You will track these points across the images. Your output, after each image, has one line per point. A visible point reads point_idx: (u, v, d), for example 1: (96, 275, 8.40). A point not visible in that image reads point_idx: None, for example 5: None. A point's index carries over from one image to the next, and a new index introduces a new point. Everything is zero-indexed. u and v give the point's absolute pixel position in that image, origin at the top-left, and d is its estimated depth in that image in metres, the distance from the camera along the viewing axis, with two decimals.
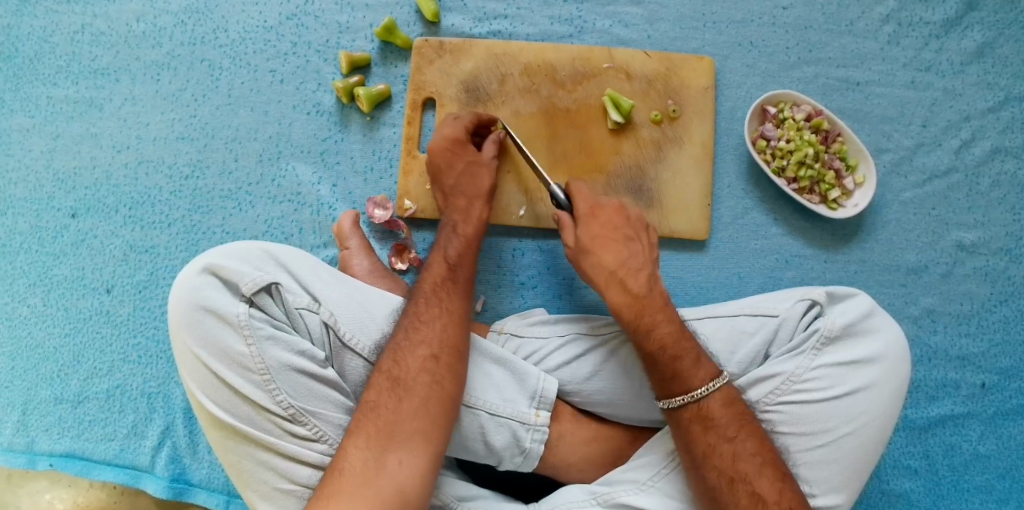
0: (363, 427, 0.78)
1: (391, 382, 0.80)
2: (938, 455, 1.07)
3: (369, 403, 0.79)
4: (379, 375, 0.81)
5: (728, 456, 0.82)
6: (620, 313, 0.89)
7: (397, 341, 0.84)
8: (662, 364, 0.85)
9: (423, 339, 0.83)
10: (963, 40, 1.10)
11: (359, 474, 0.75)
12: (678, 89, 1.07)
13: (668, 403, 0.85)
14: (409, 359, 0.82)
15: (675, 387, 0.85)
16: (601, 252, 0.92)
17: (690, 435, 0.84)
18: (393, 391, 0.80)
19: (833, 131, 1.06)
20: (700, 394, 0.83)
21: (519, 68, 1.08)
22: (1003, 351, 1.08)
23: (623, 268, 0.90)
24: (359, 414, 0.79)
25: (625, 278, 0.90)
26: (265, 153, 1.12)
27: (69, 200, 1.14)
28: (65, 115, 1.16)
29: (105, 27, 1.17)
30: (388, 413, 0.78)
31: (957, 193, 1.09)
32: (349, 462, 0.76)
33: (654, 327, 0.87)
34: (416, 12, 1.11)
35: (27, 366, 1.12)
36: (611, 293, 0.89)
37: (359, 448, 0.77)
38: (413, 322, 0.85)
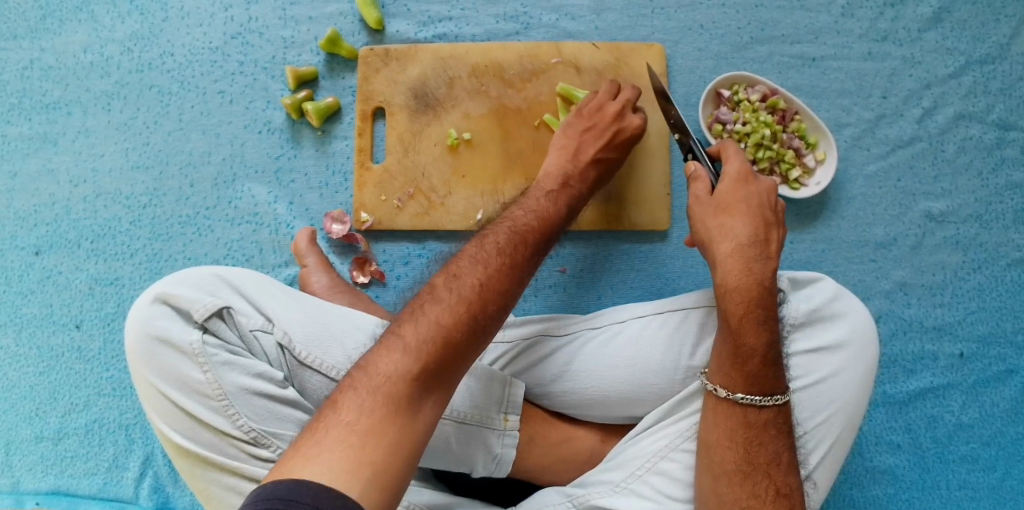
0: (419, 347, 0.65)
1: (467, 314, 0.68)
2: (920, 429, 1.05)
3: (433, 322, 0.67)
4: (459, 303, 0.68)
5: (782, 467, 0.81)
6: (728, 295, 0.83)
7: (478, 270, 0.72)
8: (754, 364, 0.81)
9: (505, 292, 0.72)
10: (919, 6, 1.08)
11: (397, 406, 0.62)
12: (628, 79, 1.05)
13: (747, 399, 0.82)
14: (489, 303, 0.70)
15: (766, 385, 0.82)
16: (735, 220, 0.86)
17: (753, 439, 0.82)
18: (464, 328, 0.67)
19: (790, 110, 1.04)
20: (783, 399, 0.81)
21: (467, 70, 1.06)
22: (980, 318, 1.06)
23: (751, 247, 0.85)
24: (418, 332, 0.66)
25: (750, 259, 0.84)
26: (220, 176, 1.11)
27: (31, 238, 1.14)
28: (21, 152, 1.15)
29: (53, 61, 1.16)
30: (452, 346, 0.66)
31: (921, 162, 1.07)
32: (390, 384, 0.63)
33: (761, 327, 0.82)
34: (359, 21, 1.10)
35: (4, 407, 1.12)
36: (729, 267, 0.84)
37: (410, 376, 0.64)
38: (501, 265, 0.73)
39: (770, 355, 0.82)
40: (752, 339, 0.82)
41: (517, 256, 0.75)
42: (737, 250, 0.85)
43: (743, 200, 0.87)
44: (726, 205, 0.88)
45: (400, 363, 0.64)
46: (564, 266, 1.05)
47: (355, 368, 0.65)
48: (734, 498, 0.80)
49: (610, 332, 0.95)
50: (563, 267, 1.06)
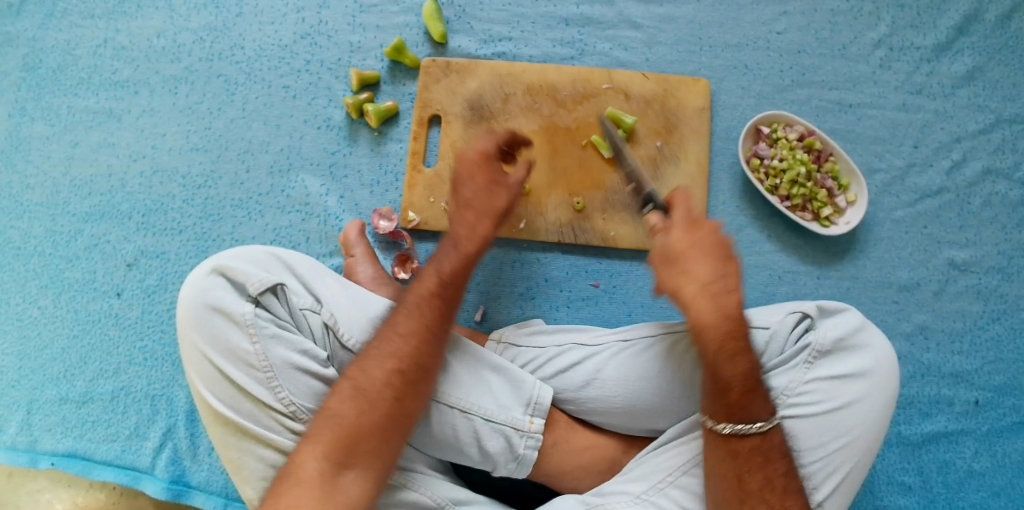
0: (324, 435, 0.81)
1: (359, 394, 0.84)
2: (932, 472, 1.08)
3: (332, 413, 0.82)
4: (345, 384, 0.85)
5: (776, 491, 0.84)
6: (702, 334, 0.85)
7: (366, 355, 0.87)
8: (734, 394, 0.84)
9: (391, 352, 0.86)
10: (954, 64, 1.14)
11: (321, 486, 0.79)
12: (674, 109, 1.11)
13: (731, 429, 0.84)
14: (377, 375, 0.85)
15: (745, 416, 0.84)
16: (695, 262, 0.86)
17: (742, 468, 0.84)
18: (360, 405, 0.83)
19: (825, 151, 1.09)
20: (766, 426, 0.84)
21: (522, 88, 1.12)
22: (997, 369, 1.10)
23: (714, 285, 0.86)
24: (322, 422, 0.82)
25: (716, 294, 0.85)
26: (276, 164, 1.16)
27: (84, 206, 1.17)
28: (85, 124, 1.20)
29: (126, 42, 1.21)
30: (355, 425, 0.82)
31: (948, 212, 1.11)
32: (308, 475, 0.79)
33: (738, 354, 0.84)
34: (424, 33, 1.16)
35: (34, 366, 1.14)
36: (699, 309, 0.85)
37: (322, 459, 0.80)
38: (385, 337, 0.87)
39: (747, 384, 0.84)
40: (729, 372, 0.84)
41: (399, 329, 0.88)
42: (702, 291, 0.85)
43: (700, 244, 0.87)
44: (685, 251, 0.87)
45: (314, 455, 0.80)
46: (597, 281, 1.09)
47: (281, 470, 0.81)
48: None
49: (641, 345, 0.98)
50: (597, 282, 1.10)
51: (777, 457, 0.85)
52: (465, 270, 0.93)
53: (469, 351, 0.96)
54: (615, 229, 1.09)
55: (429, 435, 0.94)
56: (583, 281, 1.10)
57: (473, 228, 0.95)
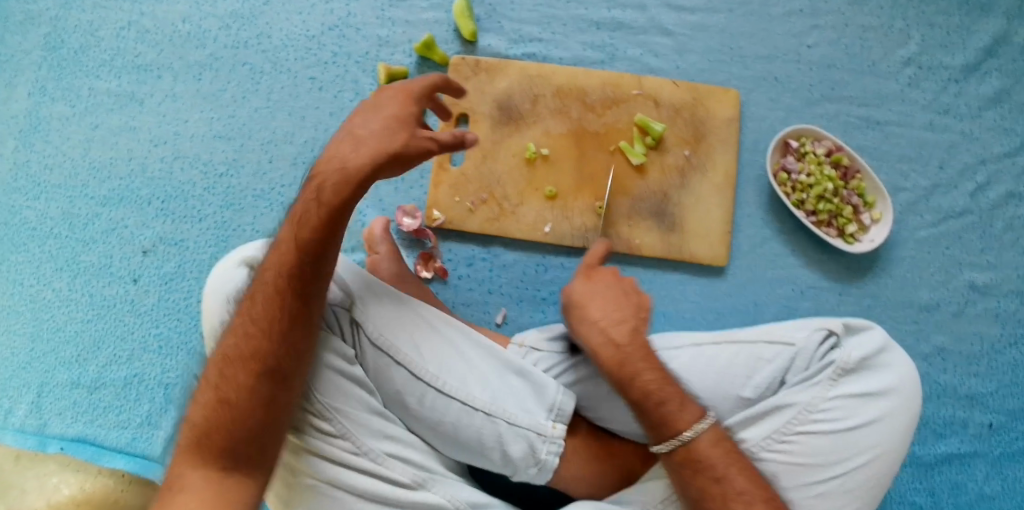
0: (192, 444, 0.77)
1: (218, 398, 0.78)
2: (943, 493, 1.08)
3: (195, 422, 0.78)
4: (208, 391, 0.79)
5: (719, 498, 0.85)
6: (603, 364, 0.94)
7: (224, 354, 0.81)
8: (650, 410, 0.90)
9: (252, 350, 0.79)
10: (982, 85, 1.14)
11: (198, 493, 0.73)
12: (704, 118, 1.11)
13: (662, 447, 0.89)
14: (240, 375, 0.79)
15: (665, 431, 0.88)
16: (590, 308, 0.98)
17: (685, 478, 0.87)
18: (220, 410, 0.77)
19: (853, 168, 1.09)
20: (686, 436, 0.87)
21: (551, 90, 1.11)
22: (1011, 392, 1.10)
23: (606, 321, 0.96)
24: (186, 433, 0.78)
25: (609, 327, 0.95)
26: (300, 156, 1.16)
27: (102, 190, 1.17)
28: (105, 106, 1.19)
29: (150, 26, 1.20)
30: (217, 428, 0.77)
31: (970, 234, 1.12)
32: (184, 489, 0.74)
33: (637, 375, 0.91)
34: (453, 30, 1.15)
35: (46, 349, 1.13)
36: (592, 345, 0.95)
37: (197, 467, 0.75)
38: (241, 331, 0.81)
39: (660, 396, 0.90)
40: (637, 391, 0.91)
41: (256, 319, 0.80)
42: (597, 327, 0.96)
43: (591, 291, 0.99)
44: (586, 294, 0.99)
45: (186, 464, 0.76)
46: None
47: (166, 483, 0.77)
48: None
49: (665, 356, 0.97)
50: None
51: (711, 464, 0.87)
52: (332, 230, 0.81)
53: (494, 353, 0.96)
54: (640, 237, 1.09)
55: (453, 437, 0.93)
56: None
57: (339, 184, 0.81)
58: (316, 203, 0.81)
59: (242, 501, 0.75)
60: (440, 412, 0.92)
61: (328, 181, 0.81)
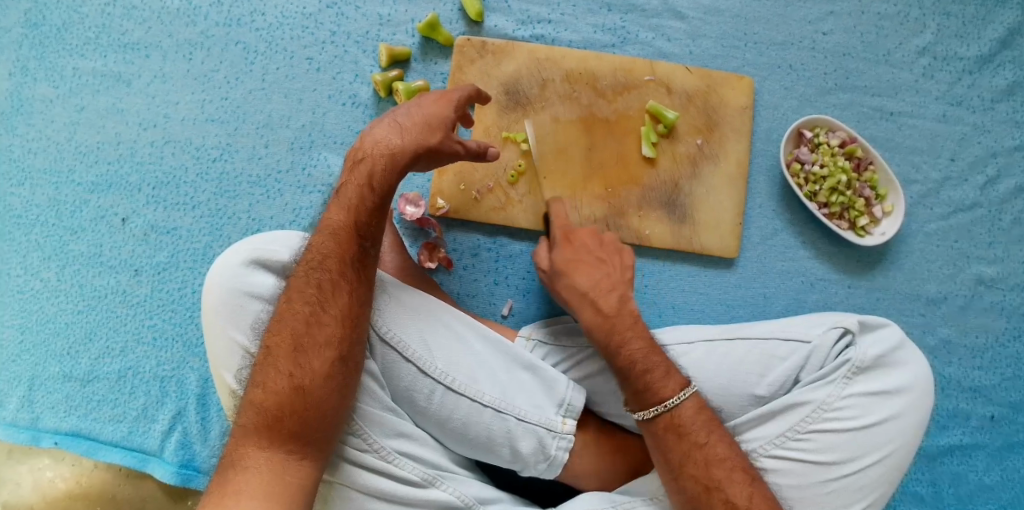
0: (258, 426, 0.76)
1: (290, 383, 0.78)
2: (944, 484, 1.09)
3: (262, 404, 0.77)
4: (280, 377, 0.79)
5: (704, 463, 0.83)
6: (592, 333, 0.93)
7: (296, 341, 0.81)
8: (633, 378, 0.88)
9: (327, 340, 0.80)
10: (994, 77, 1.12)
11: (267, 475, 0.73)
12: (716, 106, 1.08)
13: (642, 414, 0.87)
14: (316, 362, 0.79)
15: (650, 397, 0.87)
16: (579, 275, 0.96)
17: (664, 447, 0.85)
18: (296, 397, 0.77)
19: (865, 159, 1.08)
20: (670, 403, 0.85)
21: (561, 74, 1.08)
22: (1013, 385, 1.10)
23: (597, 289, 0.95)
24: (253, 414, 0.77)
25: (598, 298, 0.94)
26: (297, 141, 1.11)
27: (90, 175, 1.12)
28: (91, 88, 1.13)
29: (137, 1, 1.15)
30: (288, 413, 0.76)
31: (979, 227, 1.11)
32: (254, 469, 0.73)
33: (625, 344, 0.90)
34: (458, 10, 1.11)
35: (36, 342, 1.09)
36: (583, 315, 0.94)
37: (265, 450, 0.75)
38: (309, 317, 0.81)
39: (643, 365, 0.89)
40: (623, 359, 0.90)
41: (327, 307, 0.82)
42: (584, 299, 0.95)
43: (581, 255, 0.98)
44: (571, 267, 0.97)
45: (250, 444, 0.75)
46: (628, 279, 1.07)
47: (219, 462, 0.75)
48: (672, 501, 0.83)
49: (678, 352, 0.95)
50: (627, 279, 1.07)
51: (691, 433, 0.85)
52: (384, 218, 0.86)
53: (503, 347, 0.93)
54: (650, 229, 1.06)
55: (463, 435, 0.91)
56: None
57: (387, 171, 0.86)
58: (370, 189, 0.85)
59: (305, 489, 0.74)
60: (449, 409, 0.89)
61: (371, 169, 0.86)
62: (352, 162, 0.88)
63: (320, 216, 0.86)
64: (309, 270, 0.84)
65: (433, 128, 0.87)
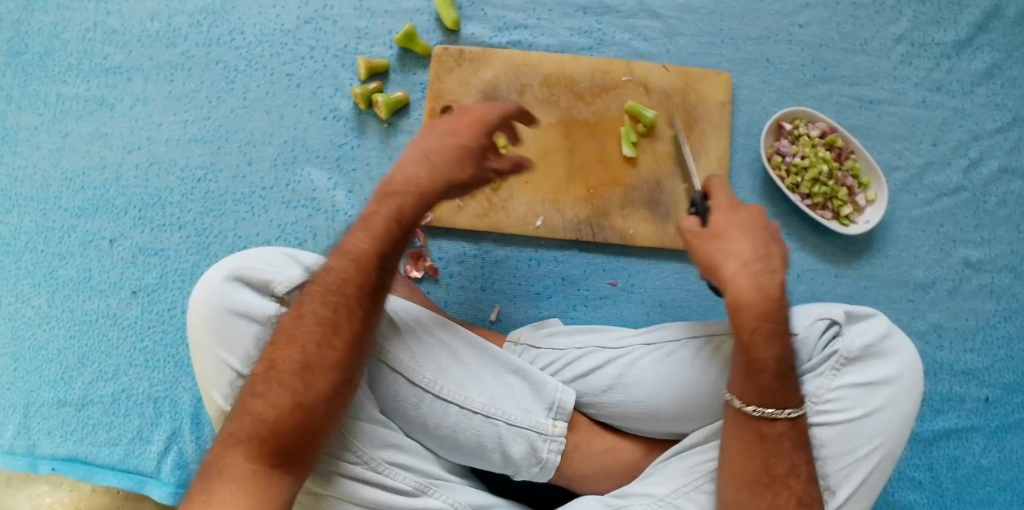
0: (251, 439, 0.72)
1: (293, 399, 0.75)
2: (942, 468, 1.07)
3: (259, 417, 0.73)
4: (282, 390, 0.75)
5: (802, 477, 0.79)
6: (740, 312, 0.83)
7: (303, 358, 0.77)
8: (767, 376, 0.80)
9: (336, 362, 0.77)
10: (973, 61, 1.13)
11: (250, 494, 0.69)
12: (695, 103, 1.09)
13: (759, 411, 0.81)
14: (323, 383, 0.76)
15: (774, 397, 0.80)
16: (734, 243, 0.86)
17: (771, 453, 0.80)
18: (296, 414, 0.74)
19: (846, 149, 1.08)
20: (794, 412, 0.80)
21: (539, 79, 1.09)
22: (1007, 367, 1.09)
23: (756, 264, 0.84)
24: (246, 425, 0.73)
25: (757, 275, 0.83)
26: (280, 157, 1.12)
27: (77, 200, 1.13)
28: (75, 113, 1.14)
29: (117, 26, 1.16)
30: (286, 429, 0.73)
31: (964, 210, 1.11)
32: (238, 484, 0.70)
33: (770, 341, 0.81)
34: (435, 19, 1.12)
35: (30, 369, 1.10)
36: (736, 285, 0.83)
37: (253, 465, 0.71)
38: (322, 337, 0.77)
39: (780, 368, 0.81)
40: (762, 352, 0.81)
41: (342, 330, 0.78)
42: (743, 271, 0.83)
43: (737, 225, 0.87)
44: (722, 234, 0.88)
45: (238, 455, 0.71)
46: (615, 279, 1.08)
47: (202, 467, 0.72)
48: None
49: (667, 349, 0.96)
50: (615, 280, 1.08)
51: (789, 446, 0.80)
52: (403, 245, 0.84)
53: (490, 353, 0.94)
54: (634, 227, 1.07)
55: (453, 442, 0.91)
56: (600, 281, 1.08)
57: (416, 204, 0.84)
58: (398, 224, 0.83)
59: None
60: (438, 418, 0.90)
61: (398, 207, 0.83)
62: (380, 196, 0.85)
63: (344, 239, 0.82)
64: (331, 288, 0.80)
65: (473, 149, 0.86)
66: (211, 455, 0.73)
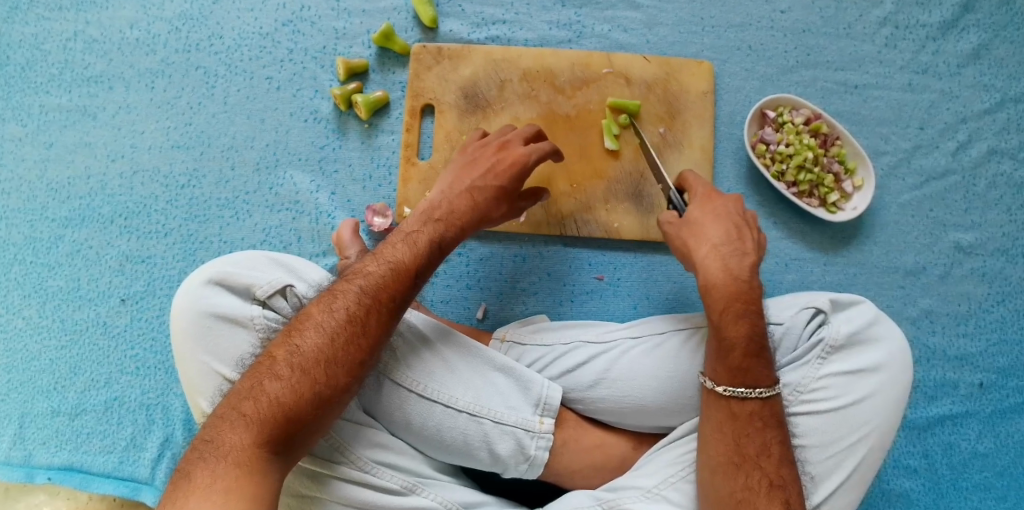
0: (261, 421, 0.71)
1: (312, 389, 0.73)
2: (937, 455, 1.06)
3: (275, 401, 0.72)
4: (301, 375, 0.74)
5: (773, 459, 0.78)
6: (711, 291, 0.85)
7: (328, 350, 0.76)
8: (737, 353, 0.81)
9: (356, 360, 0.76)
10: (960, 42, 1.11)
11: (248, 480, 0.67)
12: (677, 93, 1.08)
13: (731, 390, 0.80)
14: (343, 377, 0.75)
15: (748, 378, 0.80)
16: (705, 225, 0.88)
17: (741, 433, 0.79)
18: (310, 403, 0.73)
19: (831, 135, 1.07)
20: (766, 392, 0.79)
21: (519, 74, 1.08)
22: (1001, 351, 1.08)
23: (726, 246, 0.87)
24: (258, 406, 0.72)
25: (726, 257, 0.86)
26: (263, 161, 1.12)
27: (63, 210, 1.13)
28: (58, 123, 1.14)
29: (97, 35, 1.15)
30: (297, 418, 0.72)
31: (954, 194, 1.09)
32: (236, 466, 0.68)
33: (741, 317, 0.82)
34: (413, 17, 1.12)
35: (23, 379, 1.10)
36: (706, 266, 0.86)
37: (257, 448, 0.69)
38: (351, 336, 0.77)
39: (751, 348, 0.81)
40: (732, 331, 0.82)
41: (371, 331, 0.78)
42: (713, 252, 0.86)
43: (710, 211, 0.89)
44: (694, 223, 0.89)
45: (243, 435, 0.70)
46: (601, 273, 1.07)
47: (200, 441, 0.71)
48: (729, 491, 0.77)
49: (651, 342, 0.95)
50: (600, 274, 1.07)
51: (761, 428, 0.80)
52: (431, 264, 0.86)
53: (476, 351, 0.93)
54: (618, 221, 1.06)
55: (439, 441, 0.91)
56: (585, 276, 1.08)
57: (451, 228, 0.90)
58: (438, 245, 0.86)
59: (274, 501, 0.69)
60: (423, 416, 0.90)
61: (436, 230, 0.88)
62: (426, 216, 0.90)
63: (386, 246, 0.84)
64: (367, 288, 0.80)
65: (518, 185, 0.95)
66: (212, 434, 0.71)
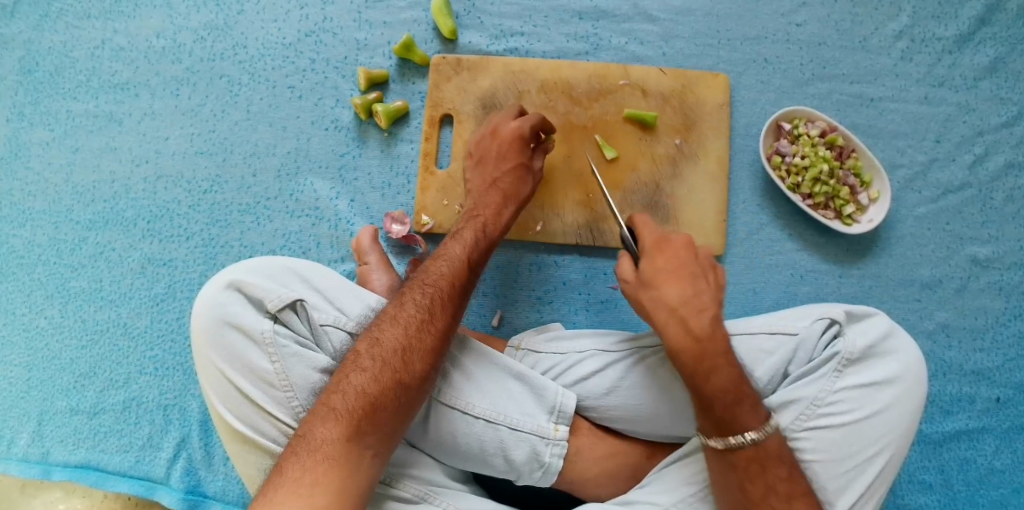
0: (350, 413, 0.75)
1: (393, 380, 0.78)
2: (952, 470, 1.05)
3: (362, 393, 0.76)
4: (384, 367, 0.78)
5: (781, 496, 0.80)
6: (678, 356, 0.83)
7: (403, 343, 0.80)
8: (720, 409, 0.81)
9: (426, 346, 0.81)
10: (976, 55, 1.11)
11: (341, 470, 0.72)
12: (693, 106, 1.09)
13: (723, 443, 0.81)
14: (419, 363, 0.79)
15: (733, 428, 0.80)
16: (662, 289, 0.85)
17: (743, 478, 0.81)
18: (394, 391, 0.77)
19: (847, 147, 1.07)
20: (755, 437, 0.80)
21: (536, 85, 1.10)
22: (1018, 366, 1.07)
23: (686, 308, 0.84)
24: (345, 400, 0.76)
25: (686, 317, 0.83)
26: (283, 168, 1.14)
27: (87, 213, 1.15)
28: (85, 128, 1.17)
29: (124, 43, 1.18)
30: (383, 408, 0.76)
31: (970, 208, 1.09)
32: (330, 455, 0.72)
33: (713, 371, 0.81)
34: (433, 29, 1.14)
35: (44, 378, 1.12)
36: (670, 335, 0.83)
37: (345, 440, 0.73)
38: (420, 323, 0.82)
39: (732, 398, 0.81)
40: (711, 389, 0.81)
41: (436, 319, 0.82)
42: (672, 315, 0.84)
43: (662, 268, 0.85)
44: (650, 276, 0.86)
45: (332, 429, 0.74)
46: (617, 282, 1.08)
47: (295, 436, 0.75)
48: None
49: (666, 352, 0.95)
50: (615, 284, 1.08)
51: (777, 462, 0.81)
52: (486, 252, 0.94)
53: (491, 359, 0.93)
54: None
55: (455, 448, 0.92)
56: (601, 286, 1.08)
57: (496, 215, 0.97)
58: (485, 236, 0.94)
59: (364, 490, 0.73)
60: (447, 429, 0.91)
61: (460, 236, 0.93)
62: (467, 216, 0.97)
63: (441, 246, 0.91)
64: (426, 280, 0.86)
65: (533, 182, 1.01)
66: (303, 426, 0.75)
